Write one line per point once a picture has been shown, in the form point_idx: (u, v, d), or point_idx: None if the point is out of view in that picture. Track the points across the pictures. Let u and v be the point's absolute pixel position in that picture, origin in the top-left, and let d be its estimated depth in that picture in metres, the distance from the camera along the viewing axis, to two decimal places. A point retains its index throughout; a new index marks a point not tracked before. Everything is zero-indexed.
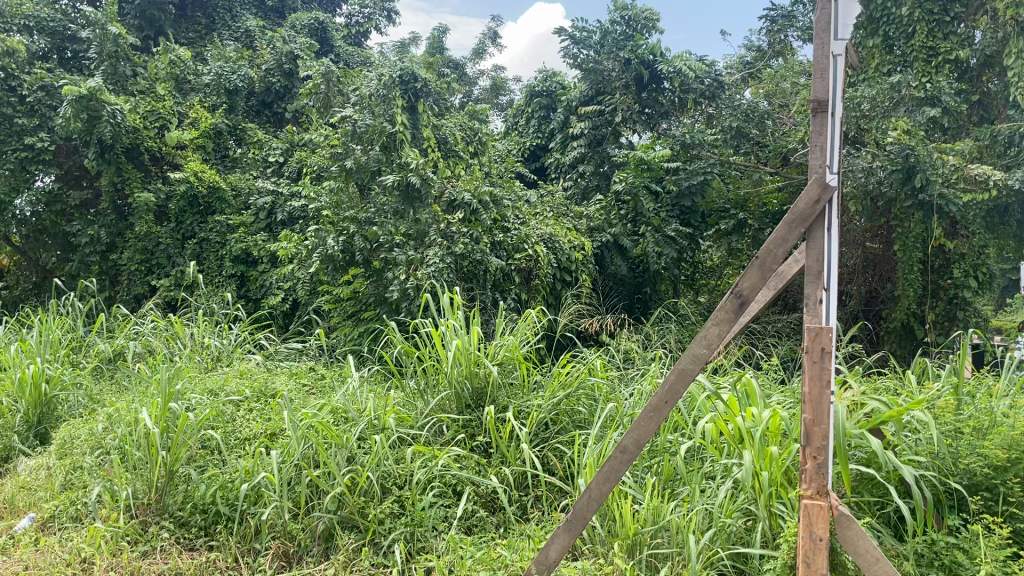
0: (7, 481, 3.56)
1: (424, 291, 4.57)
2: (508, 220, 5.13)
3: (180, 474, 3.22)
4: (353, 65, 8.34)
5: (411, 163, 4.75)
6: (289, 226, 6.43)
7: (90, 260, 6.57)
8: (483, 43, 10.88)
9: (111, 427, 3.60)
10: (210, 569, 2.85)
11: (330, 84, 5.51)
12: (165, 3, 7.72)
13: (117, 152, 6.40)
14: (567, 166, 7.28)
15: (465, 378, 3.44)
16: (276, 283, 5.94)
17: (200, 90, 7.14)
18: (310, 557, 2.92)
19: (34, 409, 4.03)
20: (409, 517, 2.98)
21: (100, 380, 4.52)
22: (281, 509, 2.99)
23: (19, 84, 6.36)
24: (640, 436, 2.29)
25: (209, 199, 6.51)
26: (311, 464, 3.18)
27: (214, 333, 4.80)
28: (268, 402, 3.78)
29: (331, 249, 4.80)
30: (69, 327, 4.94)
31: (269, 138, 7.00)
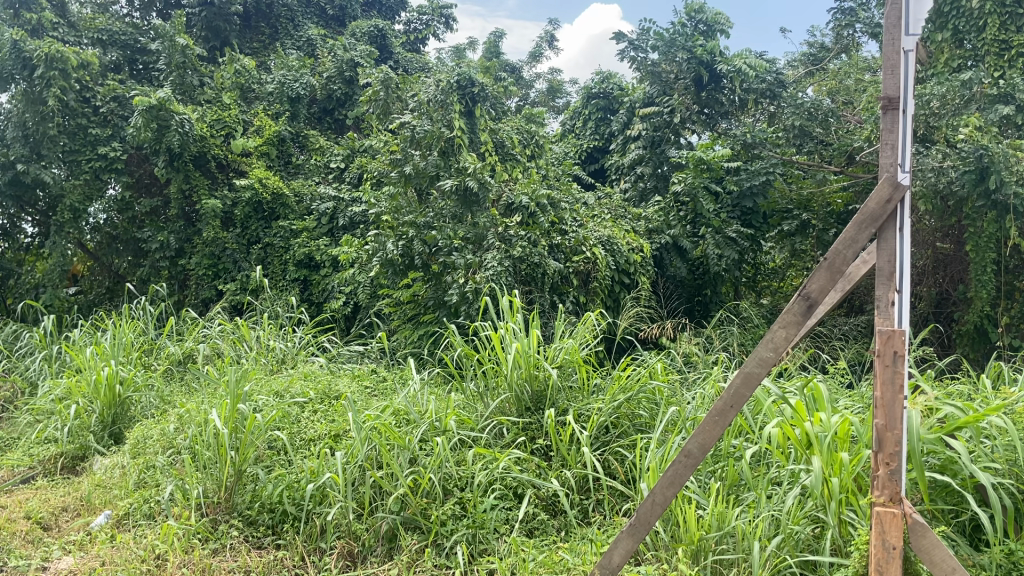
0: (84, 480, 3.69)
1: (483, 294, 4.59)
2: (566, 222, 5.10)
3: (248, 474, 3.30)
4: (412, 71, 8.47)
5: (469, 168, 4.77)
6: (350, 230, 6.52)
7: (160, 266, 6.78)
8: (540, 47, 10.90)
9: (181, 428, 3.72)
10: (278, 567, 2.91)
11: (390, 90, 5.60)
12: (230, 15, 7.93)
13: (185, 161, 6.61)
14: (626, 168, 7.23)
15: (525, 381, 3.44)
16: (337, 287, 6.02)
17: (264, 99, 7.31)
18: (374, 557, 2.95)
19: (108, 409, 4.17)
20: (471, 519, 2.99)
21: (170, 382, 4.66)
22: (346, 509, 3.04)
23: (93, 95, 6.63)
24: (705, 440, 2.25)
25: (274, 205, 6.65)
26: (374, 465, 3.22)
27: (279, 337, 4.90)
28: (332, 404, 3.85)
29: (391, 253, 4.86)
30: (141, 330, 5.10)
31: (331, 145, 7.12)
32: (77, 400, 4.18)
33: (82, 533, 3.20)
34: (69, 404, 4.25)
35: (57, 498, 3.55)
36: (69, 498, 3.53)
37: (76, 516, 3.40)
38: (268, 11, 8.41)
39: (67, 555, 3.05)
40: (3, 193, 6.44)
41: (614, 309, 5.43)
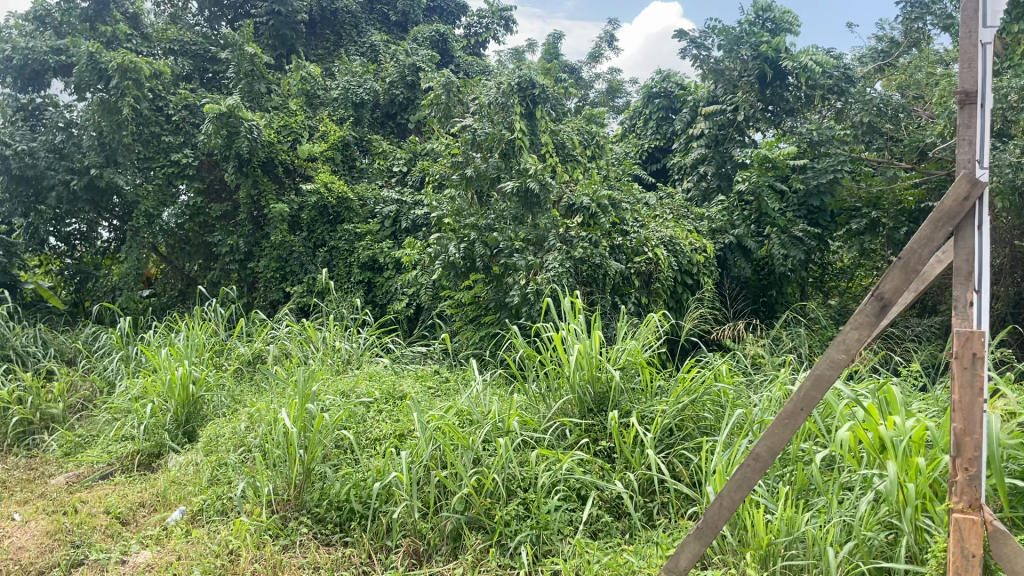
0: (160, 476, 3.83)
1: (544, 295, 4.60)
2: (627, 223, 5.06)
3: (317, 472, 3.37)
4: (472, 74, 8.54)
5: (530, 169, 4.78)
6: (413, 233, 6.58)
7: (230, 269, 6.98)
8: (599, 47, 10.86)
9: (252, 426, 3.82)
10: (346, 565, 2.96)
11: (451, 94, 5.67)
12: (297, 23, 8.11)
13: (253, 166, 6.79)
14: (688, 168, 7.13)
15: (588, 382, 3.43)
16: (400, 289, 6.09)
17: (329, 105, 7.47)
18: (439, 555, 2.98)
19: (182, 408, 4.30)
20: (535, 519, 3.00)
21: (241, 382, 4.79)
22: (412, 508, 3.08)
23: (166, 104, 6.88)
24: (774, 444, 2.21)
25: (339, 209, 6.77)
26: (438, 465, 3.26)
27: (344, 338, 4.99)
28: (396, 404, 3.90)
29: (453, 256, 4.90)
30: (213, 331, 5.26)
31: (393, 149, 7.21)
32: (153, 398, 4.33)
33: (158, 527, 3.31)
34: (146, 402, 4.41)
35: (135, 493, 3.67)
36: (146, 494, 3.66)
37: (152, 511, 3.52)
38: (332, 19, 8.56)
39: (145, 549, 3.15)
40: (81, 199, 6.70)
41: (677, 309, 5.38)
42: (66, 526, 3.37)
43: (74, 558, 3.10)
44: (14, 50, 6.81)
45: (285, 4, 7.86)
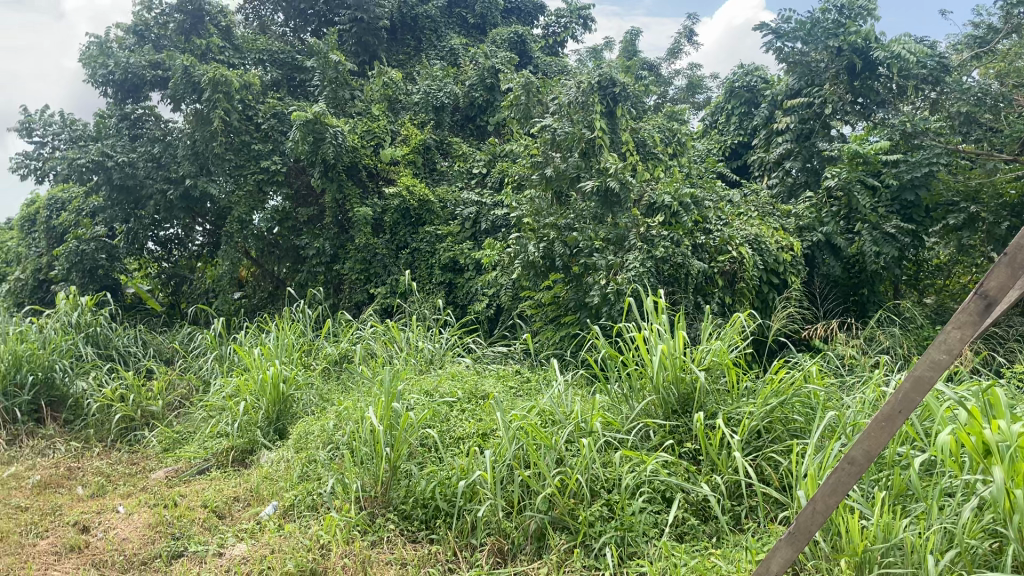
0: (253, 472, 3.96)
1: (625, 295, 4.53)
2: (710, 221, 4.97)
3: (402, 470, 3.43)
4: (551, 75, 8.59)
5: (610, 168, 4.78)
6: (492, 234, 6.60)
7: (317, 271, 7.17)
8: (678, 43, 10.73)
9: (340, 424, 3.92)
10: (433, 561, 3.00)
11: (531, 94, 5.73)
12: (378, 30, 8.29)
13: (338, 171, 6.97)
14: (772, 164, 6.93)
15: (671, 383, 3.38)
16: (481, 290, 6.14)
17: (411, 109, 7.61)
18: (523, 555, 2.98)
19: (273, 406, 4.43)
20: (620, 521, 2.97)
21: (328, 380, 4.92)
22: (496, 507, 3.11)
23: (256, 113, 7.12)
24: (871, 447, 2.07)
25: (421, 211, 6.88)
26: (522, 465, 3.27)
27: (427, 338, 5.08)
28: (479, 403, 3.95)
29: (532, 255, 4.89)
30: (301, 331, 5.44)
31: (473, 151, 7.27)
32: (246, 397, 4.48)
33: (252, 521, 3.43)
34: (239, 400, 4.57)
35: (230, 488, 3.81)
36: (240, 489, 3.79)
37: (247, 506, 3.64)
38: (413, 24, 8.72)
39: (240, 542, 3.27)
40: (177, 207, 6.97)
41: (763, 309, 5.26)
42: (167, 519, 3.52)
43: (174, 550, 3.23)
44: (116, 65, 7.16)
45: (367, 12, 8.04)
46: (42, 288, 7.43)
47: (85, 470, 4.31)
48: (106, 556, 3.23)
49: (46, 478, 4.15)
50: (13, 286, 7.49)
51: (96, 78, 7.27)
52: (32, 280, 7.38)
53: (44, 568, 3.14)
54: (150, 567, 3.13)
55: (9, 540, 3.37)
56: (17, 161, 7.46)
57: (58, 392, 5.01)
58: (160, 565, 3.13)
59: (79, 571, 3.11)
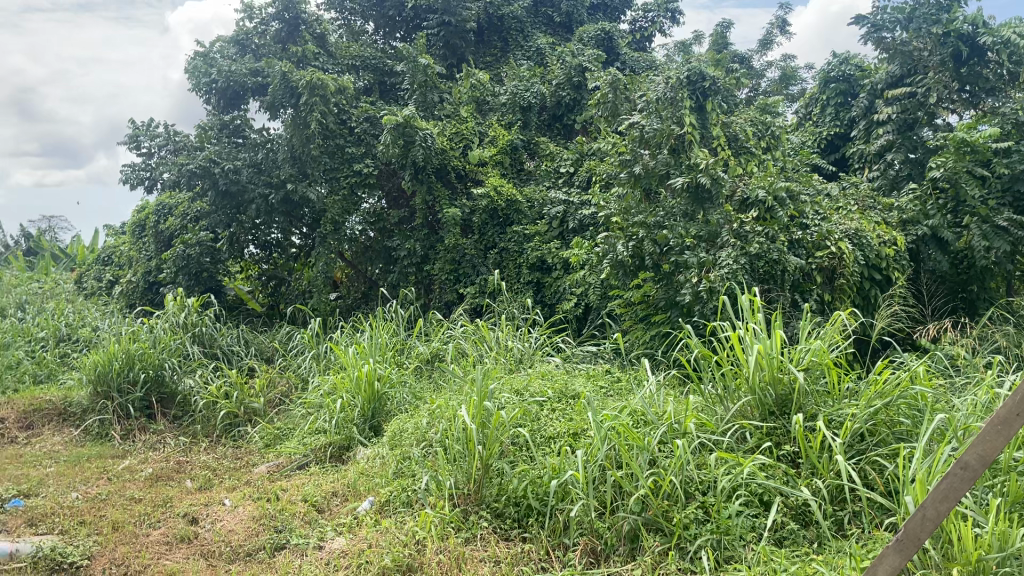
0: (350, 468, 4.08)
1: (718, 293, 4.40)
2: (808, 216, 4.83)
3: (494, 468, 3.45)
4: (639, 71, 8.53)
5: (701, 164, 4.70)
6: (580, 233, 6.56)
7: (409, 271, 7.31)
8: (770, 33, 10.45)
9: (433, 422, 3.99)
10: (526, 560, 3.01)
11: (618, 91, 5.72)
12: (466, 32, 8.38)
13: (428, 173, 7.10)
14: (872, 156, 6.66)
15: (769, 384, 3.28)
16: (569, 288, 6.13)
17: (499, 110, 7.69)
18: (617, 556, 2.96)
19: (368, 404, 4.54)
20: (716, 524, 2.91)
21: (420, 379, 5.00)
22: (588, 507, 3.09)
23: (349, 117, 7.31)
24: (986, 452, 1.93)
25: (508, 211, 6.92)
26: (614, 465, 3.25)
27: (516, 337, 5.11)
28: (570, 403, 3.94)
29: (621, 254, 4.86)
30: (394, 331, 5.57)
31: (561, 150, 7.25)
32: (342, 394, 4.62)
33: (350, 516, 3.52)
34: (336, 398, 4.71)
35: (329, 484, 3.93)
36: (338, 485, 3.90)
37: (345, 501, 3.74)
38: (500, 25, 8.78)
39: (339, 536, 3.36)
40: (277, 211, 7.24)
41: (863, 306, 5.06)
42: (270, 512, 3.65)
43: (277, 543, 3.35)
44: (219, 73, 7.50)
45: (455, 15, 8.13)
46: (151, 289, 7.77)
47: (193, 464, 4.52)
48: (214, 547, 3.37)
49: (158, 471, 4.37)
50: (124, 288, 7.83)
51: (201, 86, 7.67)
52: (142, 282, 7.73)
53: (158, 557, 3.30)
54: (255, 558, 3.25)
55: (125, 530, 3.56)
56: (128, 172, 7.88)
57: (167, 389, 5.27)
58: (264, 556, 3.24)
59: (190, 561, 3.26)
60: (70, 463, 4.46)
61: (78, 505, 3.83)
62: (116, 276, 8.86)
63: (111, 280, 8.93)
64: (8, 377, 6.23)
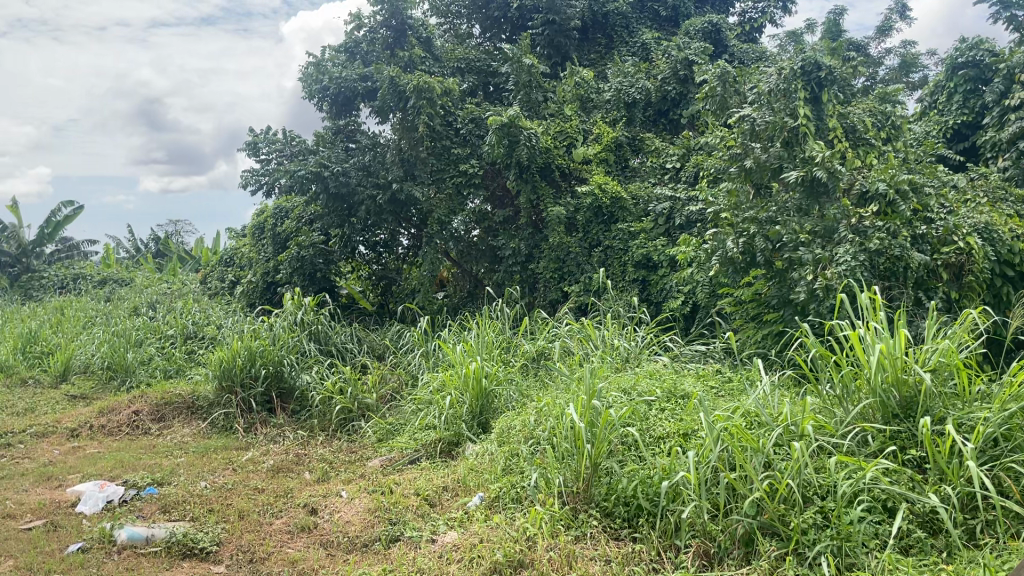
0: (460, 463, 4.16)
1: (835, 291, 4.24)
2: (933, 210, 4.55)
3: (604, 467, 3.43)
4: (748, 63, 8.28)
5: (816, 157, 4.55)
6: (688, 229, 6.44)
7: (514, 270, 7.38)
8: (889, 19, 9.98)
9: (540, 420, 4.01)
10: (636, 560, 2.99)
11: (727, 85, 5.64)
12: (570, 31, 8.40)
13: (533, 172, 7.14)
14: (1005, 144, 6.27)
15: (892, 386, 3.14)
16: (676, 287, 6.05)
17: (603, 107, 7.67)
18: (731, 559, 2.89)
19: (476, 400, 4.61)
20: (835, 529, 2.79)
21: (527, 377, 5.05)
22: (701, 509, 3.04)
23: (455, 119, 7.45)
24: None
25: (613, 209, 6.86)
26: (727, 466, 3.18)
27: (623, 335, 5.09)
28: (680, 402, 3.89)
29: (731, 251, 4.72)
30: (500, 329, 5.64)
31: (666, 146, 7.14)
32: (451, 391, 4.71)
33: (461, 511, 3.59)
34: (445, 394, 4.81)
35: (439, 478, 4.02)
36: (449, 479, 3.98)
37: (455, 495, 3.82)
38: (604, 22, 8.76)
39: (451, 530, 3.43)
40: (386, 211, 7.40)
41: (996, 303, 4.77)
42: (385, 504, 3.76)
43: (392, 534, 3.44)
44: (330, 81, 7.80)
45: (559, 13, 8.18)
46: (269, 289, 8.15)
47: (311, 456, 4.70)
48: (332, 537, 3.50)
49: (279, 462, 4.58)
50: (245, 288, 8.23)
51: (315, 92, 7.99)
52: (261, 282, 8.11)
53: (280, 545, 3.45)
54: (371, 549, 3.35)
55: (250, 518, 3.73)
56: (247, 176, 8.27)
57: (286, 384, 5.51)
58: (380, 547, 3.34)
59: (310, 549, 3.39)
60: (199, 454, 4.72)
61: (206, 493, 4.04)
62: (238, 277, 9.33)
63: (233, 280, 9.41)
64: (142, 372, 6.66)
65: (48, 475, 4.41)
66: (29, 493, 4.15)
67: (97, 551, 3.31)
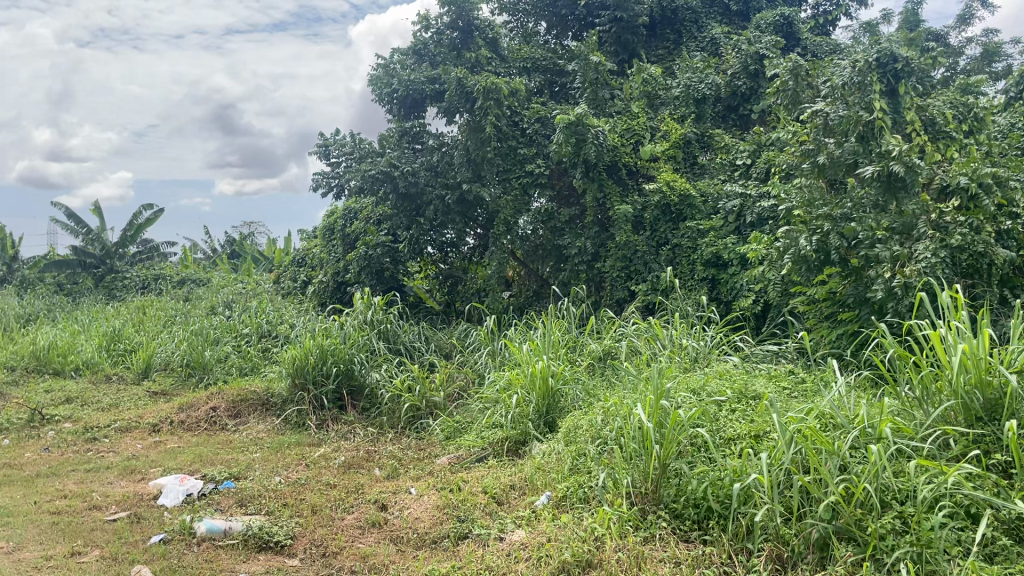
0: (527, 462, 4.16)
1: (914, 289, 4.10)
2: (1018, 203, 4.34)
3: (673, 469, 3.39)
4: (822, 56, 8.08)
5: (893, 151, 4.43)
6: (759, 226, 6.30)
7: (580, 269, 7.35)
8: (970, 8, 9.60)
9: (608, 419, 3.99)
10: (707, 563, 2.94)
11: (799, 78, 5.52)
12: (638, 27, 8.33)
13: (600, 171, 7.10)
14: None
15: (974, 388, 3.01)
16: (747, 285, 5.95)
17: (671, 103, 7.59)
18: (805, 564, 2.83)
19: (543, 400, 4.62)
20: (915, 536, 2.69)
21: (593, 376, 5.03)
22: (774, 512, 2.97)
23: (521, 119, 7.51)
24: None
25: (682, 206, 6.82)
26: (801, 469, 3.10)
27: (691, 335, 5.03)
28: (751, 403, 3.82)
29: (804, 249, 4.56)
30: (567, 328, 5.64)
31: (737, 142, 7.02)
32: (518, 390, 4.73)
33: (528, 509, 3.60)
34: (512, 393, 4.83)
35: (507, 477, 4.04)
36: (516, 479, 3.99)
37: (522, 494, 3.83)
38: (673, 17, 8.66)
39: (519, 528, 3.43)
40: (453, 211, 7.48)
41: None
42: (453, 502, 3.80)
43: (460, 532, 3.47)
44: (399, 83, 7.92)
45: (627, 10, 8.14)
46: (340, 289, 8.32)
47: (380, 453, 4.77)
48: (402, 533, 3.55)
49: (350, 459, 4.66)
50: (317, 288, 8.43)
51: (384, 96, 8.14)
52: (332, 282, 8.28)
53: (352, 540, 3.52)
54: (440, 546, 3.39)
55: (323, 513, 3.81)
56: (319, 179, 8.46)
57: (356, 382, 5.62)
58: (449, 544, 3.38)
59: (381, 545, 3.44)
60: (273, 449, 4.85)
61: (281, 488, 4.16)
62: (309, 277, 9.55)
63: (305, 280, 9.63)
64: (219, 369, 6.89)
65: (132, 468, 4.59)
66: (114, 485, 4.33)
67: (178, 543, 3.43)
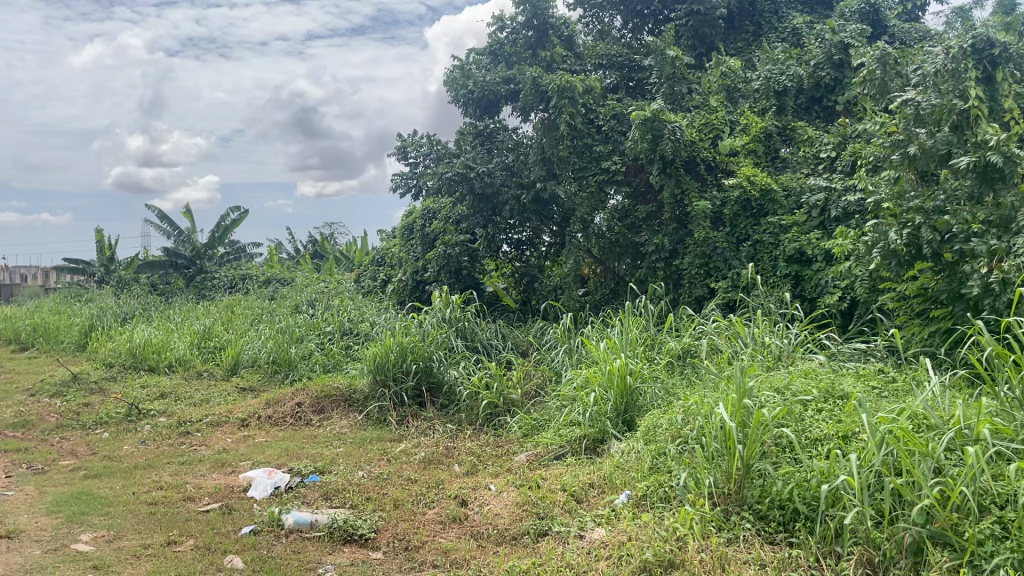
0: (605, 461, 4.14)
1: (1013, 285, 3.93)
2: None
3: (756, 469, 3.32)
4: (910, 43, 7.79)
5: (990, 140, 4.21)
6: (845, 221, 6.11)
7: (658, 266, 7.27)
8: None
9: (688, 418, 3.93)
10: (793, 565, 2.88)
11: (887, 67, 5.36)
12: (716, 20, 8.21)
13: (677, 167, 7.01)
14: None
15: None
16: (832, 282, 5.79)
17: (751, 96, 7.45)
18: (897, 569, 2.72)
19: (621, 398, 4.60)
20: (1016, 541, 2.55)
21: (672, 375, 4.97)
22: (864, 515, 2.88)
23: (596, 116, 7.50)
24: None
25: (763, 201, 6.68)
26: (893, 471, 3.00)
27: (774, 333, 4.92)
28: (839, 403, 3.71)
29: (893, 243, 4.43)
30: (645, 326, 5.59)
31: (821, 134, 6.81)
32: (596, 388, 4.71)
33: (608, 508, 3.58)
34: (589, 391, 4.82)
35: (585, 475, 4.03)
36: (595, 477, 3.98)
37: (602, 493, 3.81)
38: (752, 9, 8.54)
39: (599, 526, 3.42)
40: (529, 210, 7.51)
41: None
42: (533, 499, 3.81)
43: (540, 529, 3.48)
44: (475, 84, 8.03)
45: (704, 3, 8.03)
46: (418, 288, 8.45)
47: (459, 450, 4.83)
48: (482, 529, 3.59)
49: (430, 455, 4.73)
50: (396, 287, 8.59)
51: (460, 97, 8.24)
52: (410, 281, 8.41)
53: (434, 535, 3.57)
54: (520, 542, 3.41)
55: (404, 507, 3.88)
56: (397, 180, 8.60)
57: (435, 378, 5.70)
58: (529, 541, 3.39)
59: (462, 540, 3.49)
60: (356, 444, 4.97)
61: (364, 482, 4.25)
62: (389, 276, 9.73)
63: (385, 279, 9.81)
64: (304, 366, 7.09)
65: (223, 461, 4.77)
66: (207, 477, 4.50)
67: (268, 534, 3.55)
